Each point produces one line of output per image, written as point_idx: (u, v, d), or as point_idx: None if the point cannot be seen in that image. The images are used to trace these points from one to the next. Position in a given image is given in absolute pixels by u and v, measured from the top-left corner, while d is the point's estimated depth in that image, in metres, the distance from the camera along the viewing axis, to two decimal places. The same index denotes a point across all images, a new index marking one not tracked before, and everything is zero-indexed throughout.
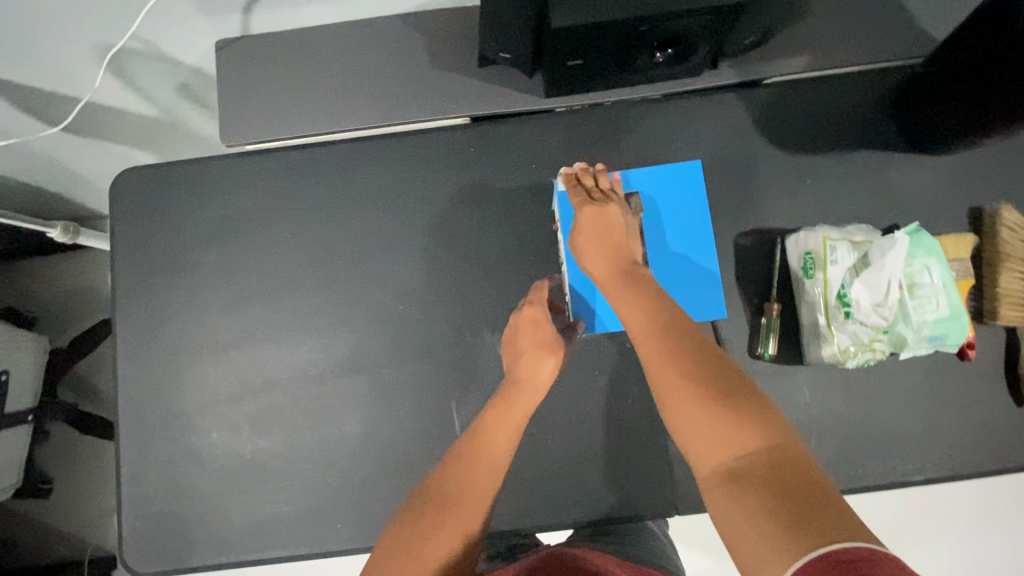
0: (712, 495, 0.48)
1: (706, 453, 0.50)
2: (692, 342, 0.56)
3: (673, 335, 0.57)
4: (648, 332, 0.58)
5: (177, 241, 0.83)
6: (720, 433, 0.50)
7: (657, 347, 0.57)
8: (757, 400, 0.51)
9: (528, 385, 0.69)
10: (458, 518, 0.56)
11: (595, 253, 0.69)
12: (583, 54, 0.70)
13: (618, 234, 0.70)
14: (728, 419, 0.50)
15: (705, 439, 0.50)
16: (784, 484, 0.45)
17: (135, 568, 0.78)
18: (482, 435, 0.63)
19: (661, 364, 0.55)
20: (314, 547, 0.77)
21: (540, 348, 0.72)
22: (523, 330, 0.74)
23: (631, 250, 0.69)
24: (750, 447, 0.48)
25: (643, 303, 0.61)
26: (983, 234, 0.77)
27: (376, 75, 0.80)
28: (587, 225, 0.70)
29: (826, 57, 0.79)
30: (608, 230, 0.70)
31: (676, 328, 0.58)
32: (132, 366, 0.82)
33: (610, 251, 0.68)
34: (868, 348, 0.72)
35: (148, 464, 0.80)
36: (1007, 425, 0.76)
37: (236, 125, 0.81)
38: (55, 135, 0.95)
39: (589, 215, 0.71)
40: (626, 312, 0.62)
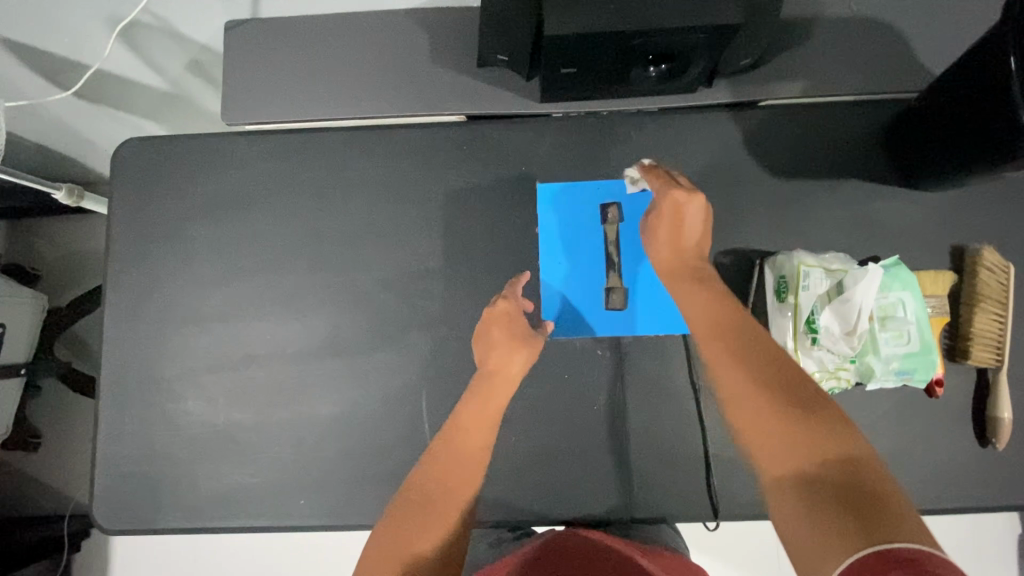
0: (780, 493, 0.50)
1: (774, 456, 0.51)
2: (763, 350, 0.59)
3: (751, 344, 0.60)
4: (719, 340, 0.61)
5: (171, 212, 0.85)
6: (793, 436, 0.51)
7: (731, 353, 0.59)
8: (828, 409, 0.53)
9: (498, 380, 0.74)
10: (441, 512, 0.62)
11: (665, 248, 0.72)
12: (577, 63, 0.71)
13: (692, 228, 0.71)
14: (797, 423, 0.52)
15: (767, 439, 0.53)
16: (846, 489, 0.47)
17: (103, 524, 0.81)
18: (455, 435, 0.69)
19: (733, 370, 0.58)
20: (277, 520, 0.79)
21: (512, 343, 0.75)
22: (497, 324, 0.76)
23: (700, 249, 0.71)
24: (814, 450, 0.50)
25: (710, 310, 0.64)
26: (963, 274, 0.78)
27: (377, 66, 0.81)
28: (660, 216, 0.72)
29: (821, 84, 0.79)
30: (684, 224, 0.71)
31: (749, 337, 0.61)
32: (118, 330, 0.84)
33: (680, 250, 0.71)
34: (833, 376, 0.73)
35: (124, 426, 0.82)
36: (970, 463, 0.76)
37: (238, 105, 0.83)
38: (66, 100, 0.98)
39: (667, 208, 0.72)
40: (695, 317, 0.65)
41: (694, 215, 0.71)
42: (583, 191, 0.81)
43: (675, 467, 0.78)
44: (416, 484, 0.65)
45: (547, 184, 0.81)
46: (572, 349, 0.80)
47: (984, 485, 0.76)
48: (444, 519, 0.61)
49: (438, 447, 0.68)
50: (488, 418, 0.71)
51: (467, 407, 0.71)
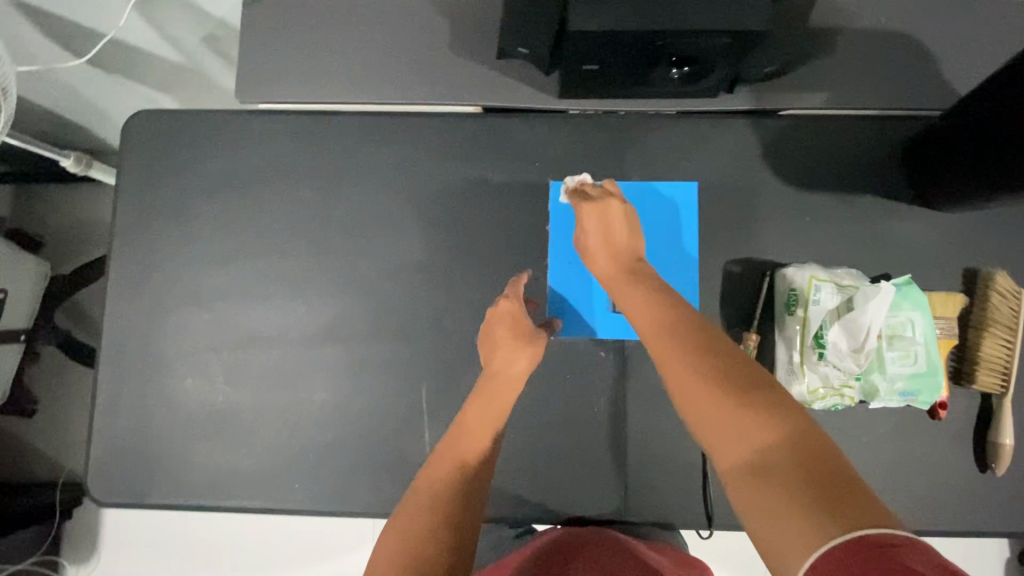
0: (737, 491, 0.46)
1: (726, 450, 0.48)
2: (700, 333, 0.55)
3: (681, 330, 0.55)
4: (657, 330, 0.57)
5: (180, 187, 0.85)
6: (734, 427, 0.48)
7: (666, 344, 0.55)
8: (773, 389, 0.49)
9: (501, 379, 0.72)
10: (439, 494, 0.60)
11: (600, 253, 0.69)
12: (599, 60, 0.71)
13: (622, 229, 0.69)
14: (740, 410, 0.48)
15: (718, 433, 0.49)
16: (804, 475, 0.43)
17: (97, 496, 0.81)
18: (460, 431, 0.68)
19: (673, 362, 0.54)
20: (271, 503, 0.79)
21: (517, 341, 0.73)
22: (502, 323, 0.75)
23: (634, 247, 0.69)
24: (764, 436, 0.46)
25: (648, 300, 0.61)
26: (975, 297, 0.77)
27: (395, 51, 0.80)
28: (588, 224, 0.70)
29: (844, 97, 0.78)
30: (612, 228, 0.69)
31: (684, 319, 0.57)
32: (120, 303, 0.84)
33: (615, 248, 0.68)
34: (838, 393, 0.72)
35: (121, 400, 0.82)
36: (967, 488, 0.76)
37: (252, 83, 0.82)
38: (79, 67, 0.97)
39: (590, 215, 0.70)
40: (634, 311, 0.61)
41: (618, 217, 0.69)
42: None
43: (673, 473, 0.77)
44: (422, 477, 0.63)
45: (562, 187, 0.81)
46: (575, 349, 0.79)
47: (979, 510, 0.75)
48: (446, 499, 0.60)
49: (443, 443, 0.67)
50: (494, 416, 0.70)
51: (473, 406, 0.70)
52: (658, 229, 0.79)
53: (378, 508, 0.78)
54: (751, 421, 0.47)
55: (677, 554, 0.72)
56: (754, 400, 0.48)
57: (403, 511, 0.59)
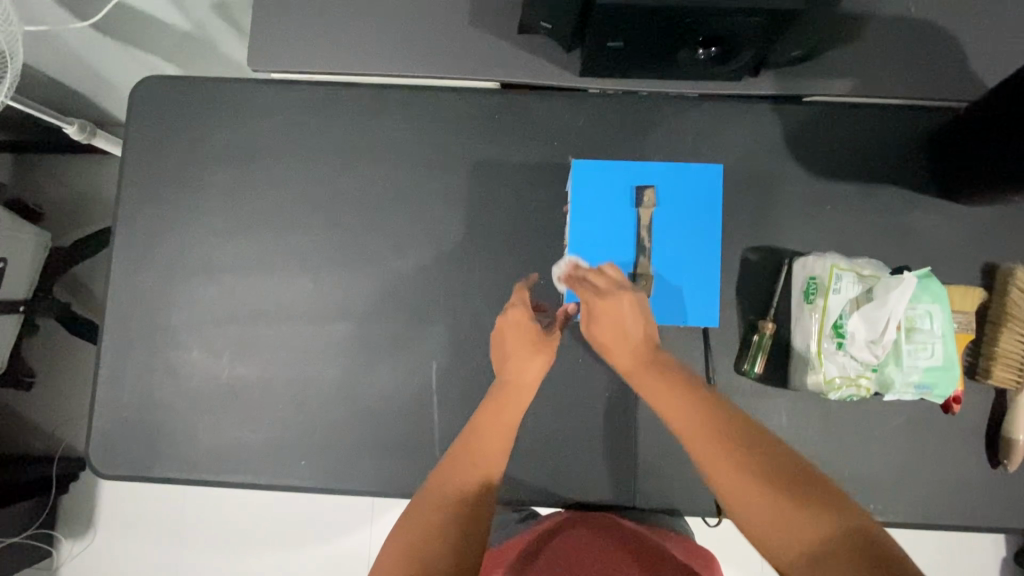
0: None
1: (782, 547, 0.48)
2: (738, 422, 0.55)
3: (714, 425, 0.55)
4: (693, 421, 0.56)
5: (188, 156, 0.83)
6: (786, 523, 0.48)
7: (706, 437, 0.54)
8: (813, 481, 0.50)
9: (513, 387, 0.69)
10: (446, 496, 0.59)
11: (615, 346, 0.66)
12: (624, 36, 0.68)
13: (635, 318, 0.66)
14: (790, 505, 0.48)
15: (776, 532, 0.48)
16: (867, 566, 0.44)
17: (98, 468, 0.80)
18: (472, 446, 0.64)
19: (716, 458, 0.53)
20: (276, 479, 0.78)
21: (525, 348, 0.71)
22: (511, 330, 0.72)
23: (648, 333, 0.67)
24: (826, 534, 0.46)
25: (672, 388, 0.59)
26: (994, 292, 0.76)
27: (413, 23, 0.78)
28: (601, 313, 0.67)
29: (871, 85, 0.76)
30: (625, 319, 0.66)
31: (718, 407, 0.56)
32: (125, 273, 0.82)
33: (630, 335, 0.66)
34: (854, 383, 0.71)
35: (125, 371, 0.80)
36: (976, 483, 0.75)
37: (264, 50, 0.79)
38: (83, 32, 0.93)
39: (603, 307, 0.67)
40: (661, 402, 0.59)
41: (630, 306, 0.67)
42: (619, 172, 0.78)
43: (683, 460, 0.77)
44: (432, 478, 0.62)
45: (576, 177, 0.78)
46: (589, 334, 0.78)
47: (987, 506, 0.75)
48: (452, 501, 0.59)
49: (451, 457, 0.64)
50: (507, 423, 0.66)
51: (486, 410, 0.67)
52: (680, 218, 0.77)
53: (386, 487, 0.77)
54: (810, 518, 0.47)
55: (684, 544, 0.71)
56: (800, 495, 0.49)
57: (405, 528, 0.57)
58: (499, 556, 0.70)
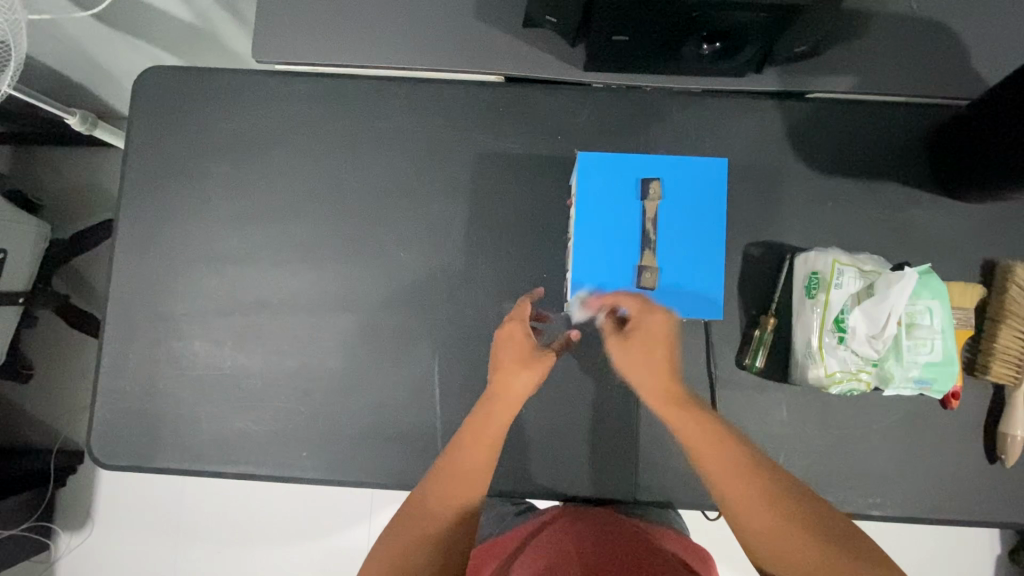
0: None
1: None
2: (773, 475, 0.59)
3: (750, 471, 0.59)
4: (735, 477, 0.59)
5: (191, 147, 0.82)
6: (817, 568, 0.54)
7: (749, 493, 0.58)
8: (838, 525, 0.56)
9: (500, 401, 0.67)
10: (426, 520, 0.61)
11: (648, 374, 0.67)
12: (629, 31, 0.69)
13: (664, 346, 0.67)
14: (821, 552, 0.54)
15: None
16: None
17: (99, 458, 0.80)
18: (450, 466, 0.64)
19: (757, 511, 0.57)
20: (278, 470, 0.78)
21: (514, 362, 0.69)
22: (503, 343, 0.70)
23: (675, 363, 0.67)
24: None
25: (710, 438, 0.62)
26: (993, 289, 0.77)
27: (418, 15, 0.78)
28: (636, 340, 0.68)
29: (874, 81, 0.77)
30: (657, 345, 0.67)
31: (752, 460, 0.60)
32: (127, 263, 0.82)
33: (664, 377, 0.66)
34: (854, 378, 0.71)
35: (128, 362, 0.80)
36: (974, 477, 0.76)
37: (268, 41, 0.79)
38: (85, 21, 0.93)
39: (637, 334, 0.68)
40: (700, 451, 0.61)
41: (663, 333, 0.68)
42: (624, 164, 0.75)
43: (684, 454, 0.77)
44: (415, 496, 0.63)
45: (584, 170, 0.75)
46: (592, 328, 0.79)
47: (984, 499, 0.76)
48: (433, 525, 0.61)
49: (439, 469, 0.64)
50: (489, 439, 0.65)
51: (470, 424, 0.66)
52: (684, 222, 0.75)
53: (388, 478, 0.77)
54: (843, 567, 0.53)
55: (681, 541, 0.70)
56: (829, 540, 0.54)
57: (397, 540, 0.60)
58: (497, 547, 0.71)
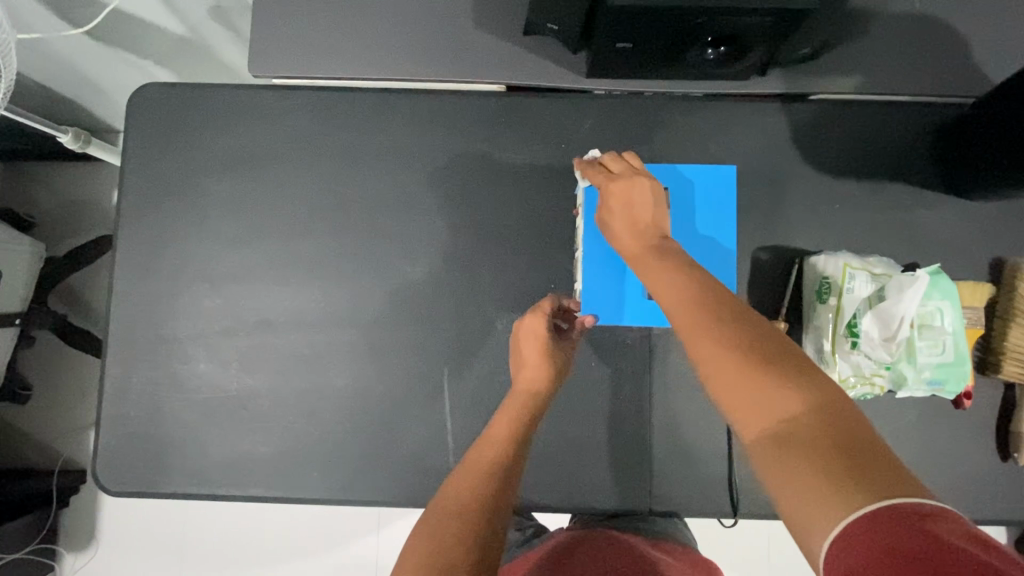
0: (763, 462, 0.42)
1: (748, 418, 0.44)
2: (729, 302, 0.50)
3: (703, 294, 0.51)
4: (683, 298, 0.52)
5: (190, 165, 0.81)
6: (755, 394, 0.44)
7: (688, 308, 0.51)
8: (797, 357, 0.46)
9: (528, 396, 0.69)
10: (466, 499, 0.55)
11: (622, 229, 0.64)
12: (634, 37, 0.68)
13: (646, 207, 0.64)
14: (763, 372, 0.44)
15: (740, 400, 0.45)
16: (832, 442, 0.40)
17: (104, 484, 0.78)
18: (484, 450, 0.63)
19: (700, 332, 0.49)
20: (287, 491, 0.77)
21: (542, 358, 0.71)
22: (528, 340, 0.72)
23: (661, 225, 0.63)
24: (805, 419, 0.42)
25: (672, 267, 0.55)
26: (1001, 287, 0.76)
27: (417, 25, 0.77)
28: (611, 200, 0.65)
29: (879, 82, 0.76)
30: (635, 204, 0.64)
31: (708, 284, 0.52)
32: (127, 285, 0.80)
33: (637, 223, 0.63)
34: (868, 382, 0.71)
35: (131, 385, 0.79)
36: (989, 477, 0.76)
37: (265, 56, 0.78)
38: (75, 39, 0.91)
39: (617, 189, 0.65)
40: (657, 284, 0.55)
41: (644, 192, 0.64)
42: None
43: (698, 463, 0.77)
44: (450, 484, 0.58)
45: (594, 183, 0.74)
46: (601, 338, 0.78)
47: (997, 498, 0.76)
48: (475, 506, 0.54)
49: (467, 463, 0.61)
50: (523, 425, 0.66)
51: (503, 416, 0.67)
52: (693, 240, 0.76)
53: (399, 496, 0.76)
54: (780, 393, 0.43)
55: (686, 556, 0.68)
56: (772, 361, 0.45)
57: (424, 531, 0.52)
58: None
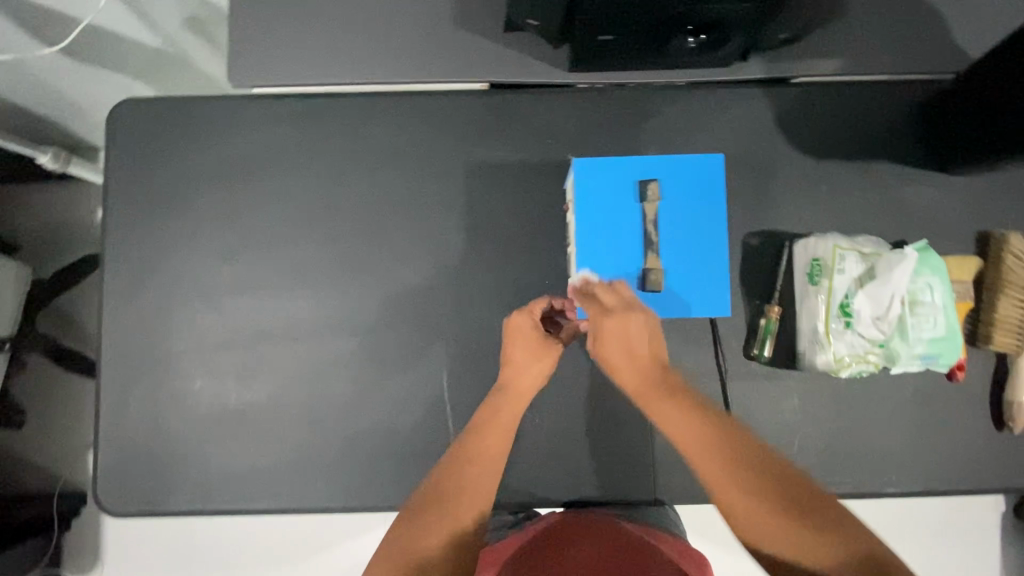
0: None
1: (790, 567, 0.53)
2: (750, 454, 0.56)
3: (730, 452, 0.56)
4: (714, 462, 0.56)
5: (175, 180, 0.80)
6: (795, 548, 0.52)
7: (719, 467, 0.55)
8: (821, 501, 0.54)
9: (512, 391, 0.69)
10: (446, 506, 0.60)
11: (624, 368, 0.62)
12: (615, 29, 0.68)
13: (644, 341, 0.62)
14: (800, 527, 0.52)
15: (782, 552, 0.53)
16: None
17: (107, 506, 0.78)
18: (467, 451, 0.65)
19: (734, 494, 0.55)
20: (293, 502, 0.76)
21: (529, 354, 0.69)
22: (516, 335, 0.70)
23: (661, 355, 0.62)
24: (843, 565, 0.51)
25: (690, 419, 0.57)
26: (988, 259, 0.77)
27: (397, 27, 0.76)
28: (608, 339, 0.62)
29: (859, 62, 0.77)
30: (633, 341, 0.62)
31: (730, 436, 0.57)
32: (119, 304, 0.80)
33: (640, 364, 0.61)
34: (862, 360, 0.72)
35: (129, 405, 0.78)
36: (985, 447, 0.77)
37: (245, 66, 0.77)
38: (48, 58, 0.89)
39: (612, 328, 0.62)
40: (681, 438, 0.58)
41: (641, 329, 0.62)
42: (620, 166, 0.75)
43: None
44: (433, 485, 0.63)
45: (581, 177, 0.74)
46: None
47: (993, 466, 0.77)
48: (451, 516, 0.60)
49: (456, 460, 0.64)
50: (506, 428, 0.66)
51: (486, 417, 0.67)
52: (680, 255, 0.75)
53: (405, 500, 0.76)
54: (818, 548, 0.52)
55: (677, 546, 0.68)
56: (805, 516, 0.53)
57: (426, 540, 0.58)
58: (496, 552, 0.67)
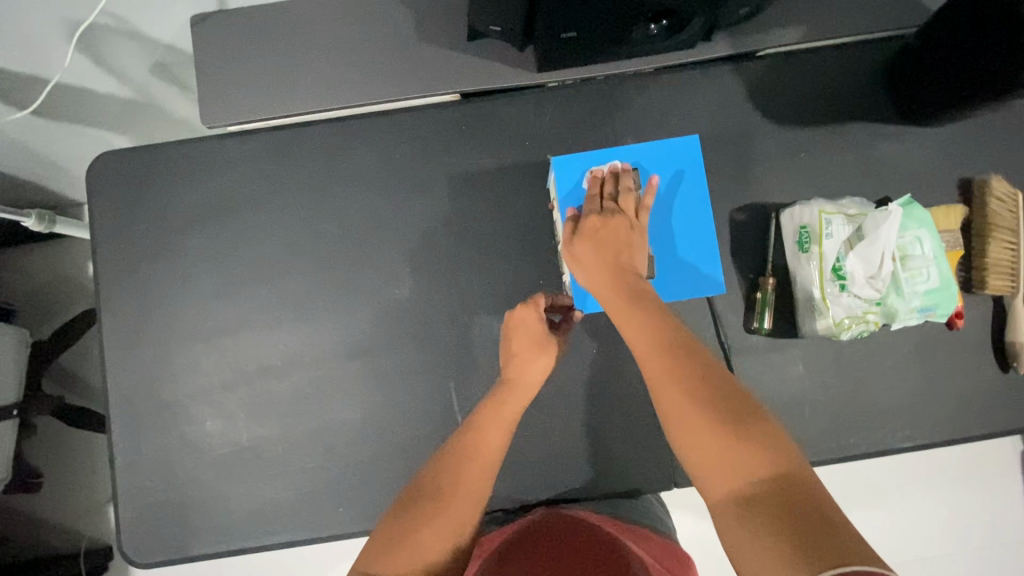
0: (724, 521, 0.49)
1: (711, 481, 0.51)
2: (694, 359, 0.57)
3: (679, 354, 0.57)
4: (657, 360, 0.57)
5: (161, 226, 0.80)
6: (720, 455, 0.51)
7: (660, 362, 0.57)
8: (764, 424, 0.52)
9: (517, 385, 0.70)
10: (441, 497, 0.61)
11: (595, 264, 0.66)
12: (577, 28, 0.68)
13: (621, 243, 0.67)
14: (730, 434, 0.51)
15: (699, 450, 0.52)
16: (786, 506, 0.46)
17: (134, 559, 0.78)
18: (467, 450, 0.65)
19: (666, 388, 0.55)
20: (317, 529, 0.77)
21: (531, 347, 0.72)
22: (517, 333, 0.73)
23: (633, 263, 0.67)
24: (762, 482, 0.48)
25: (642, 318, 0.61)
26: (973, 205, 0.78)
27: (363, 49, 0.77)
28: (586, 234, 0.68)
29: (822, 29, 0.78)
30: (610, 242, 0.67)
31: (681, 343, 0.58)
32: (120, 356, 0.80)
33: (609, 263, 0.66)
34: (862, 321, 0.72)
35: (142, 455, 0.79)
36: (993, 391, 0.78)
37: (219, 106, 0.78)
38: (23, 123, 0.90)
39: (592, 226, 0.68)
40: (633, 336, 0.61)
41: (620, 230, 0.68)
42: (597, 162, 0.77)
43: None
44: (432, 476, 0.63)
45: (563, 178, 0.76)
46: (599, 324, 0.78)
47: (1005, 408, 0.78)
48: (442, 505, 0.60)
49: (457, 456, 0.64)
50: (507, 419, 0.67)
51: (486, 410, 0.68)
52: (667, 241, 0.76)
53: None
54: (745, 456, 0.50)
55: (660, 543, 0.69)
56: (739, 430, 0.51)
57: (419, 534, 0.57)
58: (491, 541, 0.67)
